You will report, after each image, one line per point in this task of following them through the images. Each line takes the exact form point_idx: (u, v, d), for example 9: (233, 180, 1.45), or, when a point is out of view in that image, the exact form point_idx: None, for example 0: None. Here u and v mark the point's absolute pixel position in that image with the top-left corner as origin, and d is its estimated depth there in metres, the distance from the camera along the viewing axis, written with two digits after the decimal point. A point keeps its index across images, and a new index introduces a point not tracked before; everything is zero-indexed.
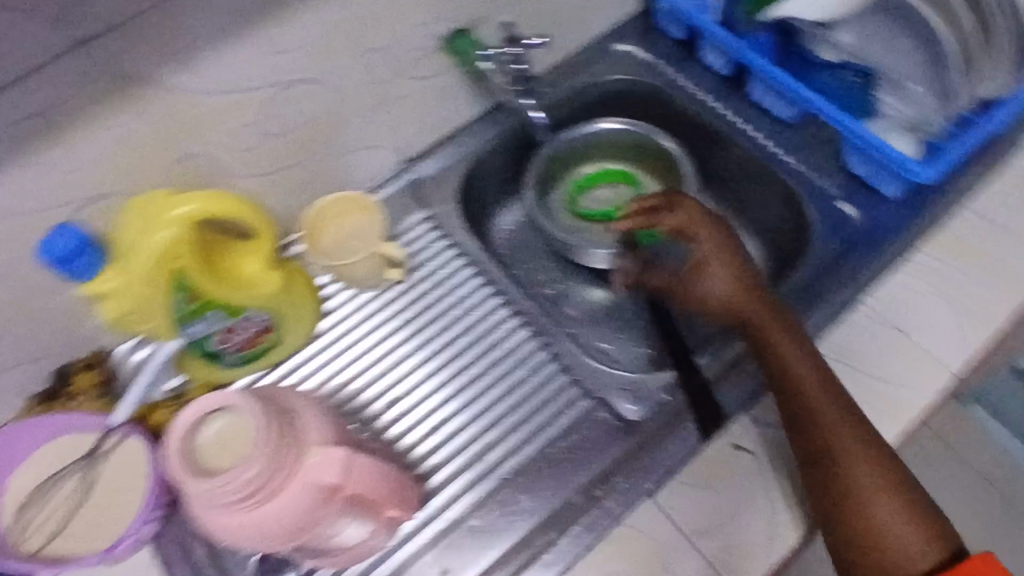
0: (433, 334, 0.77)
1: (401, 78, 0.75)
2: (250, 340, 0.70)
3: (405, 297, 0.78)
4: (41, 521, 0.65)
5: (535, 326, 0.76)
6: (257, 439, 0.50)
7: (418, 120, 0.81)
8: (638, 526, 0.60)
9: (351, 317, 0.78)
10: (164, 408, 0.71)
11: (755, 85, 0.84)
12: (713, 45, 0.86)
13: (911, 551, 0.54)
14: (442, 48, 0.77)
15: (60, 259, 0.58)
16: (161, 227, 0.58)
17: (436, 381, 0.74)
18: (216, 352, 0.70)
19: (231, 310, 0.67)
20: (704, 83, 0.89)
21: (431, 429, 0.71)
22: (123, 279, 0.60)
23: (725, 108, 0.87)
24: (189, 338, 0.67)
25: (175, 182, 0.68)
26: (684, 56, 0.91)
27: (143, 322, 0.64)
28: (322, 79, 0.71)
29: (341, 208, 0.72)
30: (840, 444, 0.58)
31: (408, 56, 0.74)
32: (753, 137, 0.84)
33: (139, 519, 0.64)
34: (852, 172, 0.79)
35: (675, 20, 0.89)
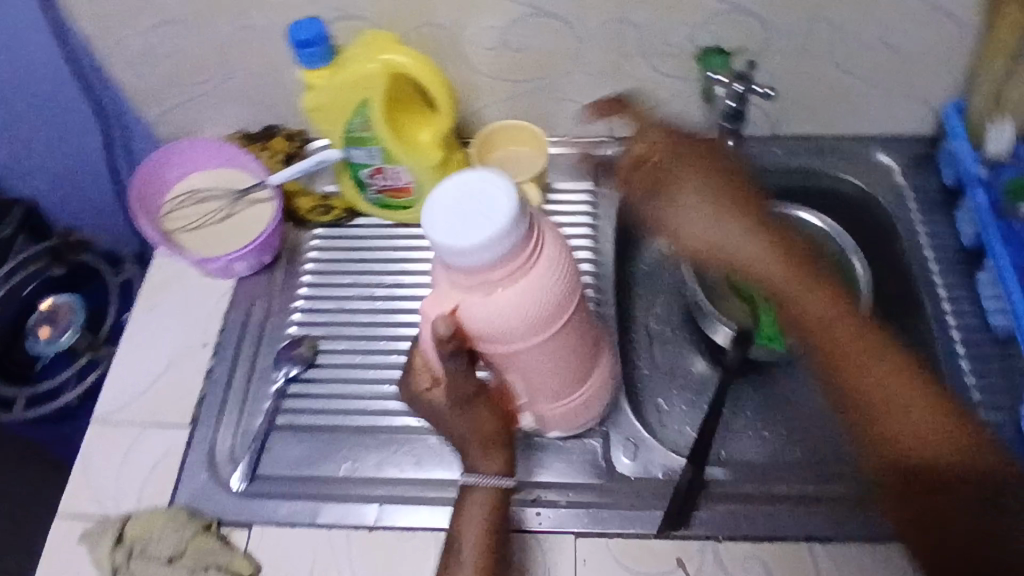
0: (401, 292, 0.76)
1: (469, 69, 0.76)
2: (391, 190, 0.76)
3: (397, 258, 0.78)
4: (187, 213, 0.79)
5: None
6: (553, 305, 0.56)
7: (497, 114, 0.81)
8: (409, 546, 0.63)
9: (355, 231, 0.80)
10: (307, 200, 0.79)
11: (986, 274, 0.73)
12: (971, 210, 0.75)
13: (445, 426, 0.62)
14: (534, 62, 0.76)
15: (301, 43, 0.66)
16: (302, 73, 0.68)
17: (362, 331, 0.74)
18: (362, 182, 0.75)
19: (385, 155, 0.71)
20: (942, 252, 0.77)
21: (325, 335, 0.75)
22: (325, 83, 0.67)
23: (938, 277, 0.76)
24: (347, 158, 0.73)
25: (245, 49, 0.74)
26: (941, 206, 0.80)
27: (324, 126, 0.70)
28: (558, 47, 0.74)
29: (521, 132, 0.79)
30: (446, 425, 0.62)
31: (493, 49, 0.74)
32: (940, 308, 0.74)
33: (235, 256, 0.75)
34: None
35: (953, 165, 0.78)
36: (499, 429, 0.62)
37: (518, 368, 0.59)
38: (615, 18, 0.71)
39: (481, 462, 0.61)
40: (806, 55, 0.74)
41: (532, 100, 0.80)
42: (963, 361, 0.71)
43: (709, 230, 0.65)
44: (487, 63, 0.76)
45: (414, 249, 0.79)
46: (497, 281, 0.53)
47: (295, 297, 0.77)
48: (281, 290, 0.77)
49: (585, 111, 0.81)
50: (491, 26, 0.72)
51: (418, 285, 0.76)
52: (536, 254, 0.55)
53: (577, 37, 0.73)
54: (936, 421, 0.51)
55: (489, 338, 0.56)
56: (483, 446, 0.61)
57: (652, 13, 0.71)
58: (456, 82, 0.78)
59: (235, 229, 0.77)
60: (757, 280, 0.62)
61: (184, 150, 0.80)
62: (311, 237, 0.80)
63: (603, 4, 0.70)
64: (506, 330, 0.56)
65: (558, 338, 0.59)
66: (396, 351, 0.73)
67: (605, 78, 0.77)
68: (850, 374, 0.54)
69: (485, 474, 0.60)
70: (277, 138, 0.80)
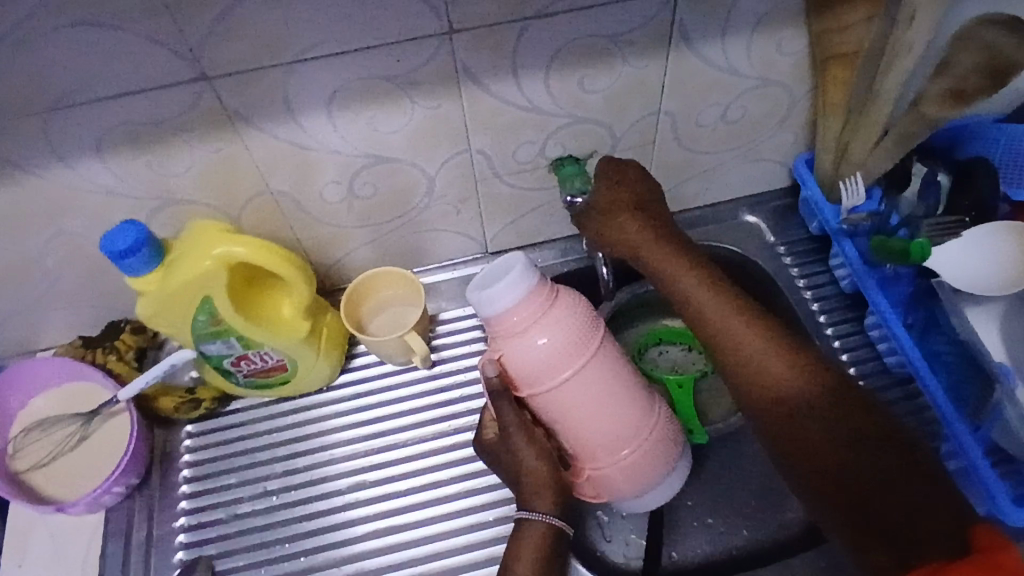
0: (298, 484, 0.72)
1: (323, 223, 0.72)
2: (263, 370, 0.70)
3: (289, 446, 0.74)
4: (37, 445, 0.71)
5: (375, 531, 0.69)
6: (582, 352, 0.61)
7: (367, 256, 0.78)
8: None
9: (240, 425, 0.75)
10: (169, 398, 0.72)
11: (871, 317, 0.76)
12: (842, 258, 0.78)
13: (517, 465, 0.64)
14: (389, 203, 0.73)
15: (116, 255, 0.60)
16: (130, 279, 0.62)
17: (262, 538, 0.69)
18: (228, 371, 0.69)
19: (243, 343, 0.66)
20: (829, 302, 0.81)
21: (220, 553, 0.69)
22: (157, 289, 0.62)
23: (830, 326, 0.79)
24: (203, 353, 0.67)
25: (70, 255, 0.68)
26: (815, 255, 0.84)
27: (167, 327, 0.64)
28: (410, 187, 0.71)
29: (388, 277, 0.74)
30: (512, 458, 0.64)
31: (344, 201, 0.71)
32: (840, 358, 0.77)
33: (101, 489, 0.68)
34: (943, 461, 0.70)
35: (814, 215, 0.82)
36: (558, 476, 0.64)
37: (564, 409, 0.62)
38: (460, 149, 0.69)
39: (541, 500, 0.63)
40: (655, 145, 0.74)
41: (394, 236, 0.77)
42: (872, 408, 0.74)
43: (626, 231, 0.67)
44: (341, 215, 0.72)
45: (297, 435, 0.74)
46: (527, 322, 0.61)
47: (177, 516, 0.70)
48: (165, 510, 0.71)
49: (455, 234, 0.79)
50: (331, 180, 0.68)
51: (317, 472, 0.72)
52: (552, 304, 0.61)
53: (428, 174, 0.71)
54: (873, 430, 0.56)
55: (531, 378, 0.62)
56: (535, 490, 0.63)
57: (497, 138, 0.69)
58: (311, 237, 0.74)
59: (97, 453, 0.71)
60: (656, 268, 0.66)
61: (20, 375, 0.72)
62: (182, 438, 0.74)
63: (445, 140, 0.68)
64: (542, 372, 0.61)
65: (597, 396, 0.62)
66: (299, 554, 0.68)
67: (467, 203, 0.75)
68: (726, 345, 0.62)
69: (540, 513, 0.63)
70: (123, 335, 0.74)
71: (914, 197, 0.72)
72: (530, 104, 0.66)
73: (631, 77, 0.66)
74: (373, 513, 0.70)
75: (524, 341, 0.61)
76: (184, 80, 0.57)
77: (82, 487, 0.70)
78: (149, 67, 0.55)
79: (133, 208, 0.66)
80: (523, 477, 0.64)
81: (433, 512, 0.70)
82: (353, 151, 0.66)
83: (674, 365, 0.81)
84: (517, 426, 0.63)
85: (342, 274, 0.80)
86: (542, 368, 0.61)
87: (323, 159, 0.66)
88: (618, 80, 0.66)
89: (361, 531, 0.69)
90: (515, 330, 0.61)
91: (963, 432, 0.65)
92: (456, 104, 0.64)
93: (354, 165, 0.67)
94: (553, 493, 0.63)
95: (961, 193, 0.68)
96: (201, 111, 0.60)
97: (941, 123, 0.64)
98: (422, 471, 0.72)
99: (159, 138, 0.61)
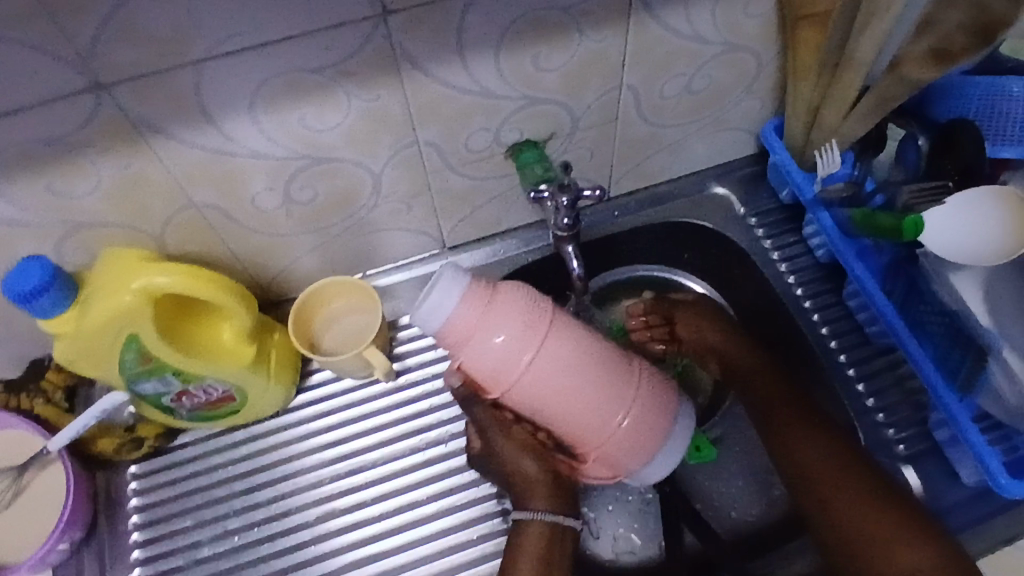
0: (262, 518, 0.67)
1: (261, 232, 0.66)
2: (209, 402, 0.64)
3: (250, 478, 0.68)
4: None
5: (355, 561, 0.65)
6: (534, 341, 0.55)
7: (316, 261, 0.72)
8: None
9: (194, 459, 0.69)
10: (108, 440, 0.66)
11: (850, 287, 0.74)
12: (817, 227, 0.75)
13: (507, 471, 0.63)
14: (332, 206, 0.66)
15: (21, 298, 0.52)
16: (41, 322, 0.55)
17: None
18: (170, 407, 0.63)
19: (182, 379, 0.59)
20: (804, 273, 0.78)
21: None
22: (73, 332, 0.55)
23: (808, 299, 0.76)
24: (137, 393, 0.60)
25: None
26: (787, 224, 0.80)
27: (92, 370, 0.58)
28: (354, 187, 0.65)
29: (339, 287, 0.68)
30: (502, 464, 0.63)
31: (282, 207, 0.64)
32: (819, 332, 0.74)
33: (42, 550, 0.62)
34: (932, 432, 0.67)
35: (784, 181, 0.78)
36: (552, 472, 0.63)
37: (537, 402, 0.57)
38: (405, 143, 0.62)
39: (533, 505, 0.62)
40: (617, 121, 0.69)
41: (342, 239, 0.70)
42: (857, 382, 0.71)
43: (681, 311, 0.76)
44: (280, 222, 0.65)
45: (257, 465, 0.69)
46: (475, 324, 0.55)
47: (131, 568, 0.65)
48: (117, 560, 0.65)
49: (409, 231, 0.73)
50: (265, 188, 0.61)
51: (283, 504, 0.67)
52: (491, 299, 0.55)
53: (373, 172, 0.64)
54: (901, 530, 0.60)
55: (491, 379, 0.56)
56: (527, 492, 0.62)
57: (447, 128, 0.62)
58: (248, 248, 0.67)
59: (34, 507, 0.65)
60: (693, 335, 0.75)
61: None
62: (127, 481, 0.68)
63: (388, 134, 0.61)
64: (501, 372, 0.56)
65: (566, 376, 0.56)
66: None
67: (419, 198, 0.69)
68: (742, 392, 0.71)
69: (540, 513, 0.62)
70: (49, 374, 0.68)
71: (889, 160, 0.69)
72: (480, 90, 0.60)
73: (590, 51, 0.60)
74: (349, 543, 0.65)
75: (472, 347, 0.55)
76: (76, 91, 0.49)
77: (22, 547, 0.64)
78: (32, 79, 0.47)
79: (41, 236, 0.58)
80: (515, 481, 0.63)
81: (413, 535, 0.65)
82: (285, 155, 0.59)
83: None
84: (501, 427, 0.63)
85: (293, 283, 0.74)
86: (499, 369, 0.56)
87: (253, 165, 0.59)
88: (573, 57, 0.60)
89: (339, 562, 0.65)
90: (460, 337, 0.55)
91: (953, 402, 0.62)
92: (397, 95, 0.57)
93: (288, 169, 0.60)
94: (544, 493, 0.62)
95: (941, 154, 0.64)
96: (101, 124, 0.52)
97: (923, 84, 0.59)
98: (396, 492, 0.67)
99: (55, 158, 0.53)
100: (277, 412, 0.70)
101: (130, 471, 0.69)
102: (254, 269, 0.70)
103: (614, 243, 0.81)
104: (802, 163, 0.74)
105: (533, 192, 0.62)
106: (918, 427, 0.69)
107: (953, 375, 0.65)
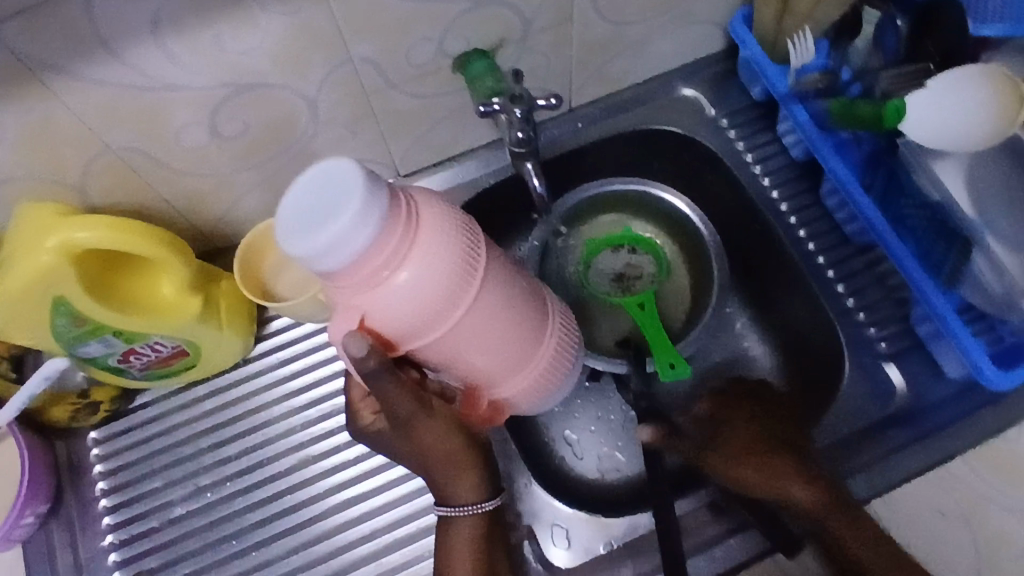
0: (233, 474, 0.64)
1: (195, 173, 0.60)
2: (160, 360, 0.60)
3: (216, 434, 0.65)
4: None
5: (333, 508, 0.63)
6: (472, 288, 0.47)
7: (261, 201, 0.67)
8: None
9: (155, 420, 0.66)
10: (62, 407, 0.62)
11: (827, 185, 0.70)
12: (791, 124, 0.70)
13: (425, 449, 0.52)
14: (268, 139, 0.60)
15: None
16: None
17: (204, 539, 0.63)
18: (119, 368, 0.59)
19: (125, 338, 0.55)
20: (779, 174, 0.74)
21: (163, 564, 0.62)
22: None
23: (784, 202, 0.73)
24: (80, 357, 0.57)
25: None
26: (761, 123, 0.76)
27: (25, 338, 0.53)
28: (290, 116, 0.59)
29: None
30: (416, 443, 0.52)
31: (212, 144, 0.58)
32: (797, 235, 0.71)
33: (7, 524, 0.59)
34: (914, 328, 0.66)
35: (756, 77, 0.73)
36: (474, 444, 0.54)
37: (450, 355, 0.49)
38: (340, 62, 0.56)
39: (461, 483, 0.54)
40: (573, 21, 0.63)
41: (285, 175, 0.65)
42: (836, 284, 0.69)
43: None
44: (214, 161, 0.60)
45: (223, 420, 0.66)
46: (395, 267, 0.43)
47: (103, 535, 0.63)
48: (87, 529, 0.63)
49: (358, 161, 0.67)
50: (188, 123, 0.55)
51: (254, 457, 0.65)
52: (416, 232, 0.44)
53: (308, 97, 0.58)
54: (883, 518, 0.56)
55: (410, 332, 0.46)
56: (450, 474, 0.54)
57: (385, 42, 0.56)
58: (184, 193, 0.62)
59: None
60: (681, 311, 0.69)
61: None
62: (89, 448, 0.65)
63: (319, 54, 0.55)
64: (423, 322, 0.46)
65: (493, 326, 0.50)
66: (250, 547, 0.62)
67: (364, 123, 0.63)
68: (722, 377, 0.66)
69: (468, 503, 0.55)
70: None
71: (866, 45, 0.63)
72: None
73: None
74: (326, 490, 0.64)
75: (391, 293, 0.44)
76: None
77: None
78: None
79: None
80: (436, 460, 0.52)
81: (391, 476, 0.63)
82: (205, 84, 0.53)
83: (617, 274, 0.76)
84: (413, 401, 0.49)
85: (240, 226, 0.69)
86: (422, 320, 0.46)
87: (171, 98, 0.53)
88: None
89: (318, 509, 0.63)
90: (375, 279, 0.43)
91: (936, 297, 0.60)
92: (323, 6, 0.51)
93: (211, 100, 0.54)
94: (476, 469, 0.54)
95: (922, 35, 0.60)
96: None
97: None
98: None
99: None
100: (239, 364, 0.67)
101: (91, 436, 0.66)
102: (194, 214, 0.65)
103: (580, 157, 0.76)
104: (774, 55, 0.69)
105: (483, 105, 0.56)
106: (899, 324, 0.67)
107: (935, 268, 0.62)
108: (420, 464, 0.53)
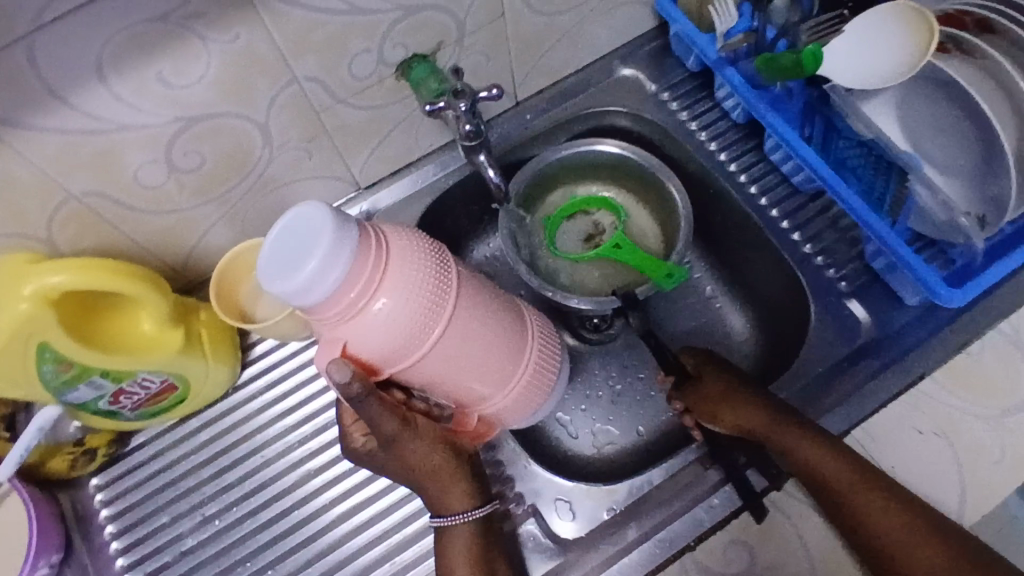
0: (237, 498, 0.65)
1: (161, 211, 0.62)
2: (150, 396, 0.61)
3: (216, 462, 0.67)
4: None
5: (340, 516, 0.64)
6: (447, 310, 0.49)
7: (230, 231, 0.68)
8: None
9: (153, 458, 0.67)
10: (59, 458, 0.63)
11: (770, 141, 0.73)
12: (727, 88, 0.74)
13: (413, 464, 0.55)
14: (227, 168, 0.62)
15: None
16: None
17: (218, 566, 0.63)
18: (110, 411, 0.60)
19: (112, 379, 0.57)
20: (724, 137, 0.77)
21: None
22: None
23: (732, 162, 0.76)
24: (71, 403, 0.58)
25: None
26: (700, 91, 0.79)
27: (14, 390, 0.54)
28: (245, 143, 0.61)
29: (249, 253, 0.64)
30: (403, 459, 0.54)
31: (173, 180, 0.60)
32: (748, 192, 0.74)
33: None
34: (870, 264, 0.69)
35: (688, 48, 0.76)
36: (459, 454, 0.57)
37: (434, 376, 0.51)
38: (285, 84, 0.58)
39: (451, 492, 0.57)
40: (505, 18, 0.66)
41: (249, 202, 0.67)
42: (792, 233, 0.72)
43: None
44: (177, 196, 0.61)
45: (221, 448, 0.67)
46: (370, 297, 0.45)
47: None
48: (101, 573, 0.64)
49: (318, 179, 0.69)
50: (146, 161, 0.57)
51: (256, 478, 0.66)
52: (388, 262, 0.46)
53: (260, 122, 0.60)
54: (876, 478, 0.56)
55: (391, 358, 0.48)
56: (441, 487, 0.56)
57: (326, 59, 0.59)
58: (153, 231, 0.63)
59: None
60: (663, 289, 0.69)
61: None
62: (92, 494, 0.66)
63: (264, 79, 0.57)
64: (404, 348, 0.48)
65: (473, 346, 0.52)
66: (264, 567, 0.63)
67: (319, 141, 0.65)
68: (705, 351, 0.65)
69: (462, 512, 0.57)
70: None
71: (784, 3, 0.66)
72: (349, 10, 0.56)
73: None
74: (331, 500, 0.65)
75: (369, 322, 0.46)
76: None
77: None
78: None
79: None
80: (424, 473, 0.55)
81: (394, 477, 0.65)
82: (157, 121, 0.54)
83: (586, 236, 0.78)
84: (397, 419, 0.51)
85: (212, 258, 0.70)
86: (402, 346, 0.48)
87: (126, 139, 0.54)
88: None
89: (324, 520, 0.64)
90: (352, 310, 0.45)
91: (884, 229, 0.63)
92: (261, 31, 0.53)
93: (165, 136, 0.56)
94: (464, 478, 0.57)
95: None
96: None
97: None
98: None
99: None
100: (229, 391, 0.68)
101: (93, 483, 0.66)
102: (166, 252, 0.66)
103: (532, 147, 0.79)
104: (701, 25, 0.72)
105: (428, 106, 0.59)
106: (856, 262, 0.70)
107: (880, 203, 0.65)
108: (412, 478, 0.56)
